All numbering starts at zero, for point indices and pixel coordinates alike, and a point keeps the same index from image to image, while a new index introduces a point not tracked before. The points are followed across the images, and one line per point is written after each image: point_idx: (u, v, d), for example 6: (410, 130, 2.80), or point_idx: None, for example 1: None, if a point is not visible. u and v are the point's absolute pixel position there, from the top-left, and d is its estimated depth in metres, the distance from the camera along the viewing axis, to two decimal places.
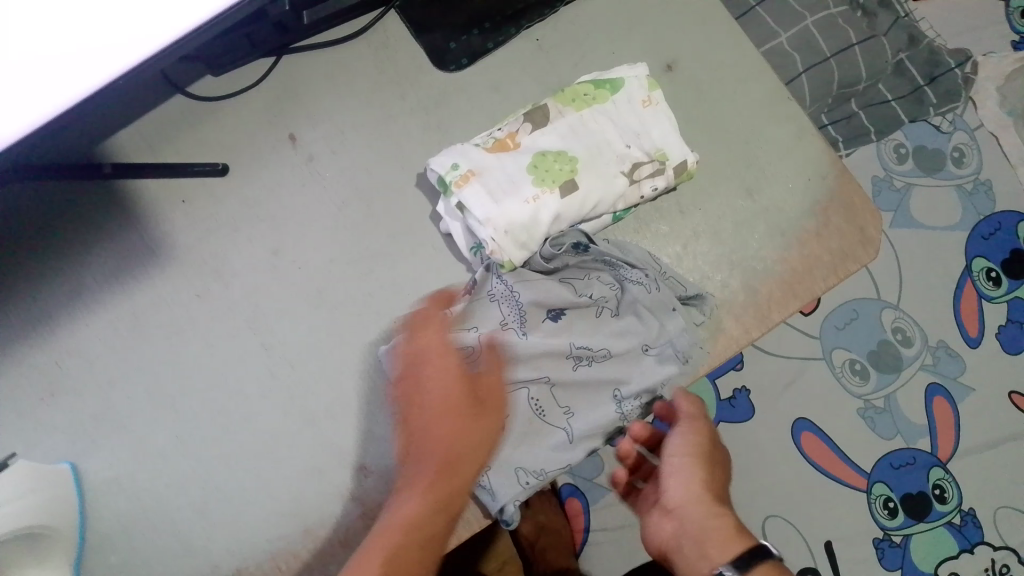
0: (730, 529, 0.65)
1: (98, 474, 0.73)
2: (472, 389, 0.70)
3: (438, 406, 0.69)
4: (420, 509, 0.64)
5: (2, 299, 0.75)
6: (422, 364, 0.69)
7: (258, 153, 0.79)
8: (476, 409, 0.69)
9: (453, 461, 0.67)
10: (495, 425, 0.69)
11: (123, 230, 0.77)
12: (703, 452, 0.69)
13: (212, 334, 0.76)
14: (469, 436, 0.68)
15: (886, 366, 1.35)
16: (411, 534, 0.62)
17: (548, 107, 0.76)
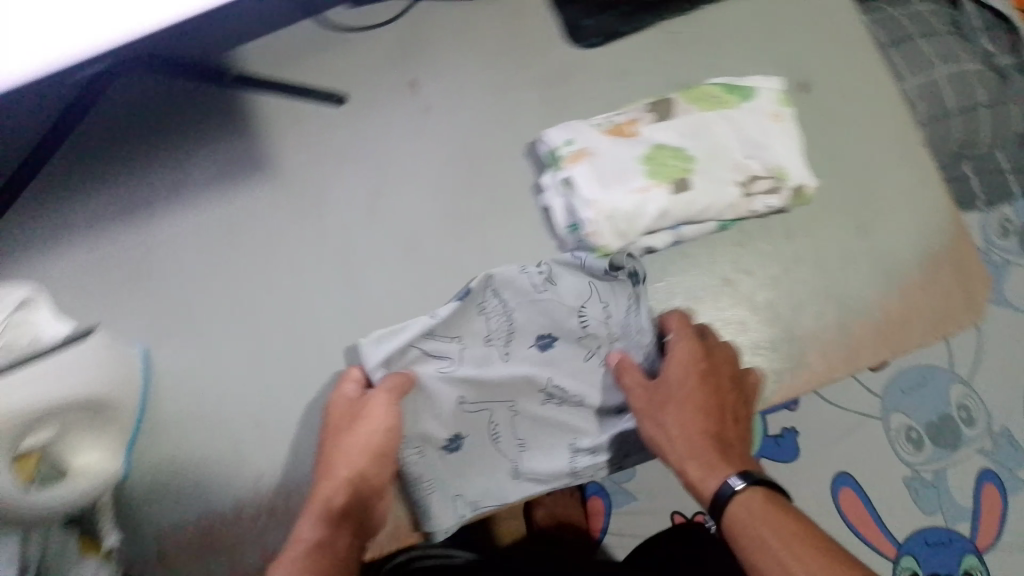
0: (706, 468, 0.68)
1: (167, 366, 0.75)
2: (354, 403, 0.68)
3: (337, 424, 0.68)
4: (316, 537, 0.64)
5: (112, 182, 0.78)
6: (330, 408, 0.69)
7: (376, 91, 0.79)
8: (367, 437, 0.66)
9: (332, 482, 0.66)
10: (385, 426, 0.67)
11: (235, 140, 0.79)
12: (654, 408, 0.71)
13: (298, 257, 0.77)
14: (352, 465, 0.66)
15: (946, 441, 1.31)
16: (316, 557, 0.63)
17: (674, 102, 0.75)
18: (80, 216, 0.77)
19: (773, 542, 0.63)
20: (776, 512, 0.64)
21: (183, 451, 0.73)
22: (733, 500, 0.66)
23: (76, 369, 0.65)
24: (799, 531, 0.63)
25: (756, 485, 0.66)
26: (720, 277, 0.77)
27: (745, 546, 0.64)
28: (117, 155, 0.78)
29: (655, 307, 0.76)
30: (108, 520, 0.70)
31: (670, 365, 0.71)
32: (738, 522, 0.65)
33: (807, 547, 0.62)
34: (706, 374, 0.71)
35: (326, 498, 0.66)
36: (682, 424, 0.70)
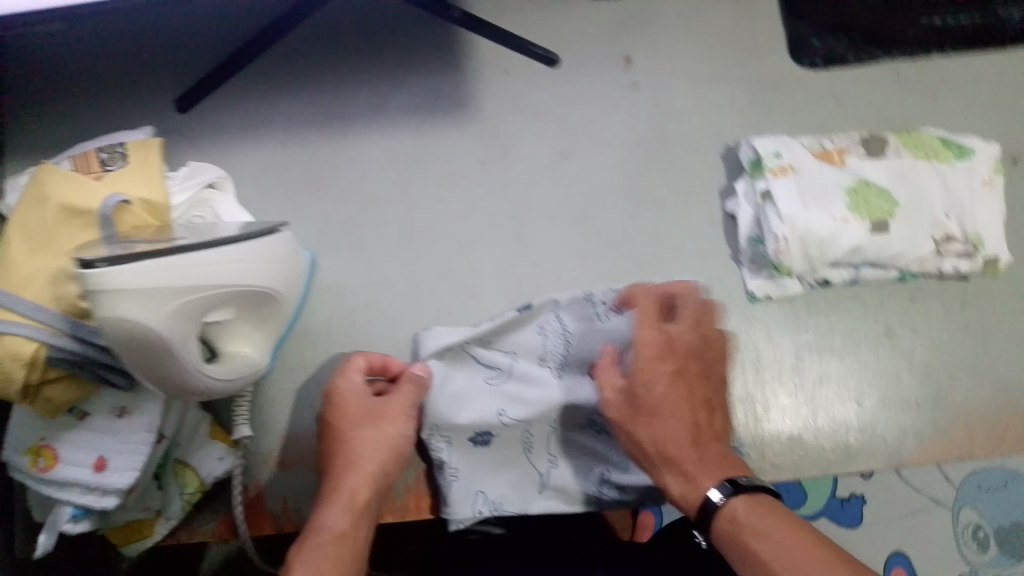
0: (688, 480, 0.59)
1: (328, 275, 0.77)
2: (375, 405, 0.69)
3: (339, 457, 0.66)
4: (343, 522, 0.61)
5: (319, 86, 0.79)
6: (331, 395, 0.69)
7: (590, 60, 0.79)
8: (371, 410, 0.68)
9: (358, 462, 0.65)
10: (388, 441, 0.67)
11: (441, 76, 0.80)
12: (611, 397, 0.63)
13: (474, 201, 0.78)
14: (362, 437, 0.66)
15: (1014, 548, 0.91)
16: (337, 543, 0.59)
17: (888, 142, 0.74)
18: (278, 110, 0.79)
19: (778, 549, 0.52)
20: (784, 526, 0.53)
21: (325, 360, 0.76)
22: (723, 511, 0.56)
23: (265, 262, 0.66)
24: (790, 532, 0.53)
25: (738, 492, 0.56)
26: (883, 326, 0.76)
27: (750, 572, 0.52)
28: (328, 63, 0.80)
29: (814, 338, 0.76)
30: (245, 411, 0.74)
31: (641, 376, 0.62)
32: (733, 534, 0.54)
33: (812, 552, 0.51)
34: (663, 352, 0.63)
35: (346, 465, 0.66)
36: (666, 430, 0.60)
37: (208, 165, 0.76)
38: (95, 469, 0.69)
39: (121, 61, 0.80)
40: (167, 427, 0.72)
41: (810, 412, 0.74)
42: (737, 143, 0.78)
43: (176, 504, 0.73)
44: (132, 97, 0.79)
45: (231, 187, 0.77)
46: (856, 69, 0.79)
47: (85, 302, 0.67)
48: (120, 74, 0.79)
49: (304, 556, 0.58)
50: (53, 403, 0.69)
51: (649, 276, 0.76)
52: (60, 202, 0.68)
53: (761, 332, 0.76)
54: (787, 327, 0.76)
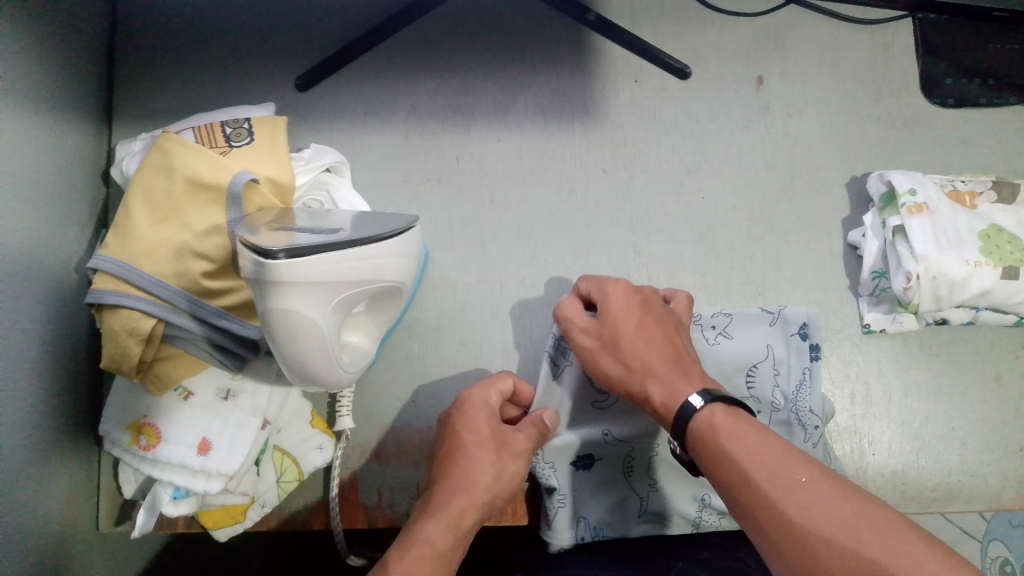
0: (668, 386, 0.56)
1: (441, 269, 0.76)
2: (502, 432, 0.64)
3: (446, 474, 0.62)
4: (440, 536, 0.56)
5: (450, 78, 0.79)
6: (461, 406, 0.65)
7: (718, 76, 0.80)
8: (498, 438, 0.63)
9: (471, 484, 0.60)
10: (504, 474, 0.62)
11: (570, 79, 0.80)
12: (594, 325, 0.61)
13: (593, 209, 0.77)
14: (482, 466, 0.61)
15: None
16: (431, 560, 0.54)
17: (1020, 189, 0.74)
18: (403, 99, 0.79)
19: (757, 449, 0.48)
20: (761, 434, 0.50)
21: (432, 355, 0.75)
22: (701, 418, 0.52)
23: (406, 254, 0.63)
24: (767, 440, 0.49)
25: (714, 400, 0.52)
26: (993, 370, 0.76)
27: (728, 477, 0.49)
28: (462, 56, 0.80)
29: (924, 377, 0.76)
30: (348, 402, 0.72)
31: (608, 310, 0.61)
32: (710, 437, 0.51)
33: (797, 460, 0.48)
34: (629, 300, 0.61)
35: (452, 487, 0.60)
36: (635, 341, 0.59)
37: (328, 148, 0.75)
38: (200, 451, 0.67)
39: (245, 36, 0.79)
40: (271, 411, 0.71)
41: (914, 448, 0.74)
42: (864, 174, 0.78)
43: (272, 492, 0.71)
44: (255, 72, 0.79)
45: (348, 172, 0.76)
46: (985, 111, 0.80)
47: (206, 281, 0.66)
48: (244, 48, 0.79)
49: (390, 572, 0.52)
50: (162, 380, 0.68)
51: (765, 299, 0.75)
52: (185, 174, 0.66)
53: (872, 369, 0.75)
54: (898, 363, 0.76)
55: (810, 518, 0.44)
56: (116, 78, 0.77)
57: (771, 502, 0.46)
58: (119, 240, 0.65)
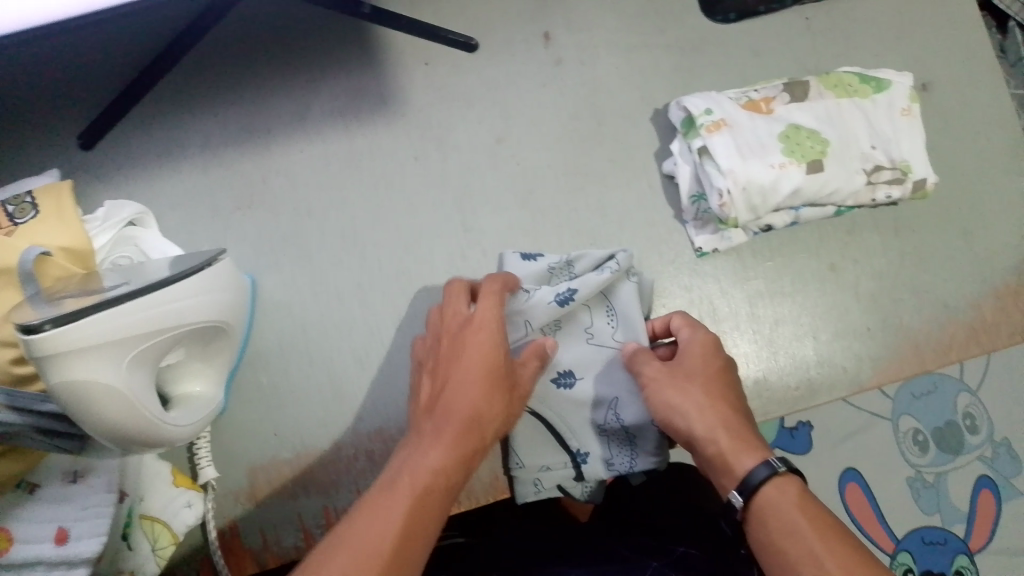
0: (739, 446, 0.55)
1: (272, 293, 0.74)
2: (512, 371, 0.58)
3: (454, 426, 0.53)
4: (443, 464, 0.51)
5: (240, 102, 0.77)
6: (468, 326, 0.58)
7: (507, 40, 0.80)
8: (481, 371, 0.55)
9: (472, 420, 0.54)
10: (479, 402, 0.54)
11: (362, 73, 0.79)
12: (726, 385, 0.59)
13: (413, 196, 0.77)
14: (476, 410, 0.54)
15: (949, 445, 0.92)
16: (413, 495, 0.49)
17: (810, 85, 0.77)
18: (197, 133, 0.77)
19: (804, 529, 0.50)
20: (806, 501, 0.52)
21: (283, 382, 0.73)
22: (769, 483, 0.52)
23: (204, 295, 0.60)
24: (805, 505, 0.51)
25: (790, 473, 0.53)
26: (827, 262, 0.79)
27: (769, 533, 0.51)
28: (248, 75, 0.78)
29: (765, 284, 0.78)
30: (206, 450, 0.71)
31: (695, 366, 0.59)
32: (771, 507, 0.52)
33: (808, 510, 0.51)
34: (722, 373, 0.59)
35: (461, 429, 0.53)
36: (708, 400, 0.57)
37: (126, 201, 0.73)
38: (57, 542, 0.64)
39: (18, 103, 0.76)
40: (124, 480, 0.68)
41: (771, 353, 0.76)
42: (665, 105, 0.80)
43: (151, 563, 0.68)
44: (34, 139, 0.75)
45: (153, 221, 0.74)
46: (767, 18, 0.82)
47: (15, 366, 0.62)
48: (19, 117, 0.76)
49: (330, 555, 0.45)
50: None
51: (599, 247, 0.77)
52: None
53: (713, 289, 0.77)
54: (737, 277, 0.77)
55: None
56: None
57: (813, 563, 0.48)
58: None
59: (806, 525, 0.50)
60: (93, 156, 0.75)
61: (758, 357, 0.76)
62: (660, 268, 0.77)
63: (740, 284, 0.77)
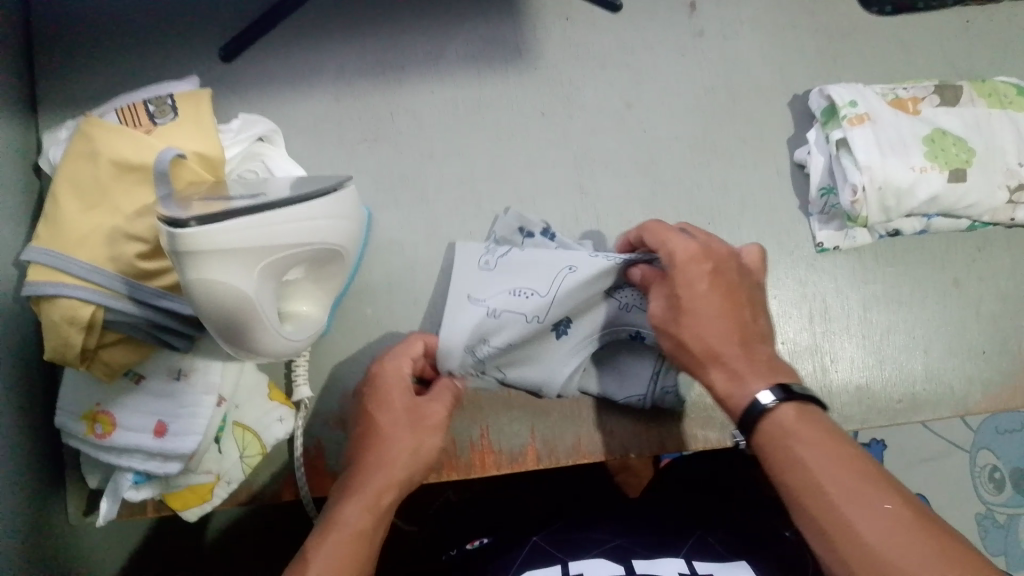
0: (736, 377, 0.54)
1: (386, 228, 0.75)
2: (417, 404, 0.65)
3: (376, 476, 0.61)
4: (361, 518, 0.59)
5: (379, 35, 0.78)
6: (375, 381, 0.66)
7: (651, 6, 0.80)
8: (389, 420, 0.64)
9: (383, 466, 0.62)
10: (399, 448, 0.63)
11: (502, 21, 0.79)
12: (727, 294, 0.56)
13: (535, 149, 0.76)
14: (385, 455, 0.62)
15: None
16: (351, 543, 0.57)
17: (962, 90, 0.74)
18: (334, 60, 0.78)
19: (804, 458, 0.50)
20: (804, 425, 0.51)
21: (386, 316, 0.74)
22: (770, 416, 0.52)
23: (325, 219, 0.61)
24: (813, 437, 0.51)
25: (791, 400, 0.52)
26: (950, 276, 0.76)
27: (781, 469, 0.51)
28: (391, 9, 0.79)
29: (882, 289, 0.75)
30: (304, 370, 0.72)
31: (676, 268, 0.57)
32: (772, 439, 0.52)
33: (809, 436, 0.51)
34: (702, 260, 0.57)
35: (370, 477, 0.61)
36: (704, 323, 0.55)
37: (259, 117, 0.74)
38: (156, 435, 0.66)
39: (166, 8, 0.78)
40: (226, 388, 0.69)
41: (878, 361, 0.73)
42: (805, 91, 0.78)
43: (237, 468, 0.71)
44: (176, 45, 0.77)
45: (281, 140, 0.75)
46: (922, 15, 0.80)
47: (141, 262, 0.64)
48: (164, 23, 0.78)
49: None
50: (110, 367, 0.66)
51: (715, 227, 0.75)
52: (111, 156, 0.65)
53: (828, 286, 0.75)
54: (855, 279, 0.75)
55: (834, 523, 0.48)
56: (36, 64, 0.75)
57: (816, 491, 0.49)
58: (50, 230, 0.64)
59: (807, 453, 0.50)
60: (230, 69, 0.77)
61: (864, 362, 0.73)
62: (775, 257, 0.75)
63: (855, 284, 0.75)
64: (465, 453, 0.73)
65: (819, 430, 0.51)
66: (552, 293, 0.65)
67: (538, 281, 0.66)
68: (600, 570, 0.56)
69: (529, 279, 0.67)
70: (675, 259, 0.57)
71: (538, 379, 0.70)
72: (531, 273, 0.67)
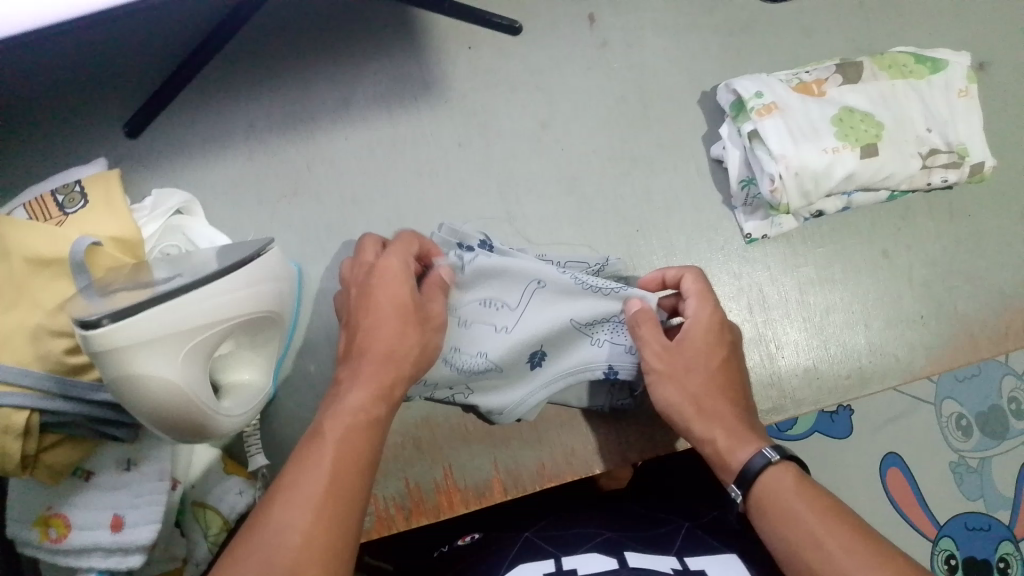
0: (733, 435, 0.57)
1: (318, 283, 0.74)
2: (416, 299, 0.59)
3: (380, 362, 0.55)
4: (365, 406, 0.53)
5: (283, 90, 0.78)
6: (375, 277, 0.58)
7: (550, 23, 0.80)
8: (389, 309, 0.57)
9: (392, 353, 0.56)
10: (403, 338, 0.56)
11: (406, 58, 0.79)
12: (731, 383, 0.60)
13: (458, 183, 0.76)
14: (392, 343, 0.56)
15: (993, 430, 1.07)
16: (361, 435, 0.52)
17: (864, 66, 0.75)
18: (241, 121, 0.77)
19: (801, 511, 0.50)
20: (803, 479, 0.53)
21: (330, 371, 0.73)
22: (766, 473, 0.53)
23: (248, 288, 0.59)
24: (803, 490, 0.52)
25: (787, 458, 0.54)
26: (879, 248, 0.77)
27: (769, 521, 0.51)
28: (292, 62, 0.78)
29: (815, 271, 0.76)
30: (256, 440, 0.71)
31: (691, 350, 0.61)
32: (767, 496, 0.52)
33: (807, 495, 0.51)
34: (715, 332, 0.62)
35: (382, 368, 0.55)
36: (706, 385, 0.60)
37: (173, 189, 0.73)
38: (113, 529, 0.65)
39: (63, 94, 0.76)
40: (178, 470, 0.69)
41: (821, 342, 0.74)
42: (713, 88, 0.79)
43: (202, 548, 0.70)
44: (78, 130, 0.76)
45: (199, 209, 0.74)
46: None
47: (69, 357, 0.62)
48: (63, 109, 0.76)
49: (281, 504, 0.47)
50: (53, 469, 0.64)
51: (645, 234, 0.76)
52: (23, 254, 0.64)
53: (763, 275, 0.76)
54: (788, 264, 0.76)
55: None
56: None
57: (812, 542, 0.49)
58: None
59: (806, 509, 0.50)
60: (139, 145, 0.76)
61: (809, 345, 0.74)
62: (707, 255, 0.76)
63: (788, 268, 0.76)
64: (431, 496, 0.72)
65: (818, 492, 0.52)
66: (522, 307, 0.67)
67: (507, 292, 0.67)
68: (593, 564, 0.52)
69: (496, 288, 0.67)
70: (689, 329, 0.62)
71: (501, 402, 0.70)
72: (498, 282, 0.67)
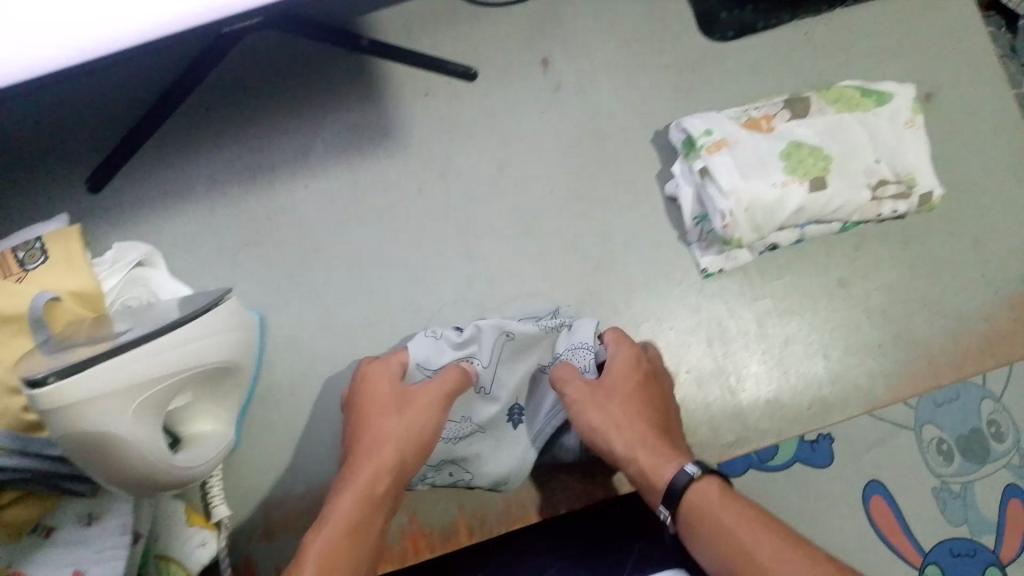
0: (660, 459, 0.58)
1: (281, 331, 0.75)
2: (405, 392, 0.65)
3: (369, 462, 0.61)
4: (352, 511, 0.58)
5: (243, 141, 0.79)
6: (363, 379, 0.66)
7: (505, 67, 0.81)
8: (378, 407, 0.64)
9: (378, 451, 0.61)
10: (390, 433, 0.62)
11: (363, 106, 0.80)
12: (655, 417, 0.63)
13: (417, 226, 0.77)
14: (382, 436, 0.62)
15: None
16: (345, 539, 0.57)
17: (811, 101, 0.77)
18: (202, 173, 0.78)
19: (731, 526, 0.52)
20: (729, 492, 0.54)
21: (295, 418, 0.74)
22: (689, 489, 0.55)
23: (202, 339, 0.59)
24: (728, 502, 0.53)
25: (710, 473, 0.55)
26: (835, 277, 0.78)
27: (700, 535, 0.53)
28: (251, 113, 0.79)
29: (773, 302, 0.77)
30: (219, 489, 0.71)
31: (616, 383, 0.64)
32: (696, 511, 0.54)
33: (730, 507, 0.53)
34: (632, 369, 0.65)
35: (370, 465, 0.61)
36: (630, 414, 0.62)
37: (133, 242, 0.74)
38: None
39: (26, 153, 0.78)
40: (142, 524, 0.68)
41: (782, 372, 0.75)
42: (666, 125, 0.81)
43: None
44: (41, 187, 0.77)
45: (162, 260, 0.75)
46: (764, 33, 0.83)
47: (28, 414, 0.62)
48: (28, 168, 0.77)
49: None
50: (12, 526, 0.64)
51: (603, 271, 0.77)
52: None
53: (722, 308, 0.77)
54: (745, 296, 0.77)
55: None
56: None
57: (742, 554, 0.50)
58: None
59: (734, 519, 0.52)
60: (101, 200, 0.77)
61: (770, 377, 0.75)
62: (666, 290, 0.77)
63: (747, 300, 0.77)
64: (397, 542, 0.72)
65: (739, 501, 0.53)
66: (493, 364, 0.67)
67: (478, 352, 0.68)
68: None
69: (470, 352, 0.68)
70: (609, 368, 0.65)
71: (501, 471, 0.68)
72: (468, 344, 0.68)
